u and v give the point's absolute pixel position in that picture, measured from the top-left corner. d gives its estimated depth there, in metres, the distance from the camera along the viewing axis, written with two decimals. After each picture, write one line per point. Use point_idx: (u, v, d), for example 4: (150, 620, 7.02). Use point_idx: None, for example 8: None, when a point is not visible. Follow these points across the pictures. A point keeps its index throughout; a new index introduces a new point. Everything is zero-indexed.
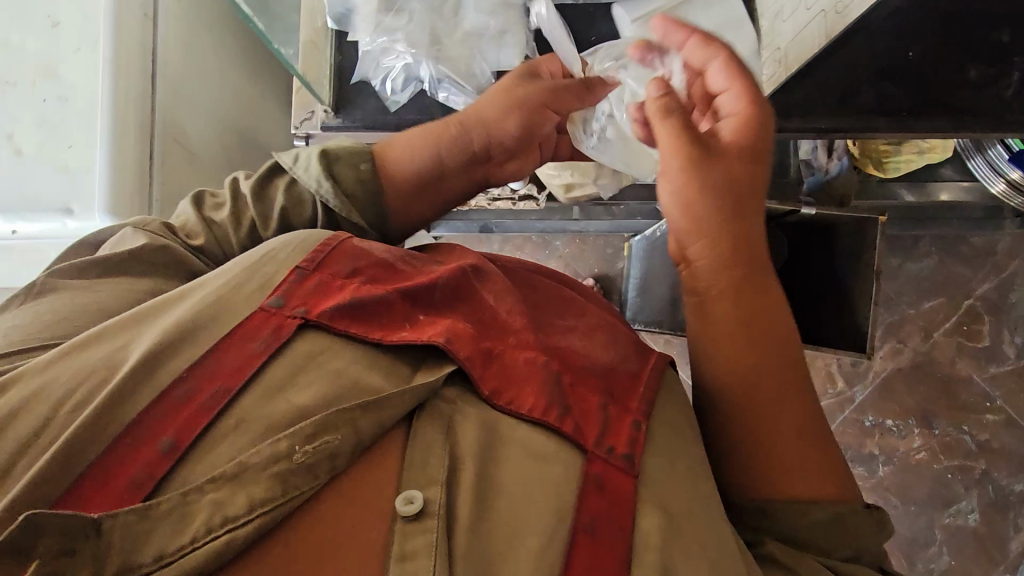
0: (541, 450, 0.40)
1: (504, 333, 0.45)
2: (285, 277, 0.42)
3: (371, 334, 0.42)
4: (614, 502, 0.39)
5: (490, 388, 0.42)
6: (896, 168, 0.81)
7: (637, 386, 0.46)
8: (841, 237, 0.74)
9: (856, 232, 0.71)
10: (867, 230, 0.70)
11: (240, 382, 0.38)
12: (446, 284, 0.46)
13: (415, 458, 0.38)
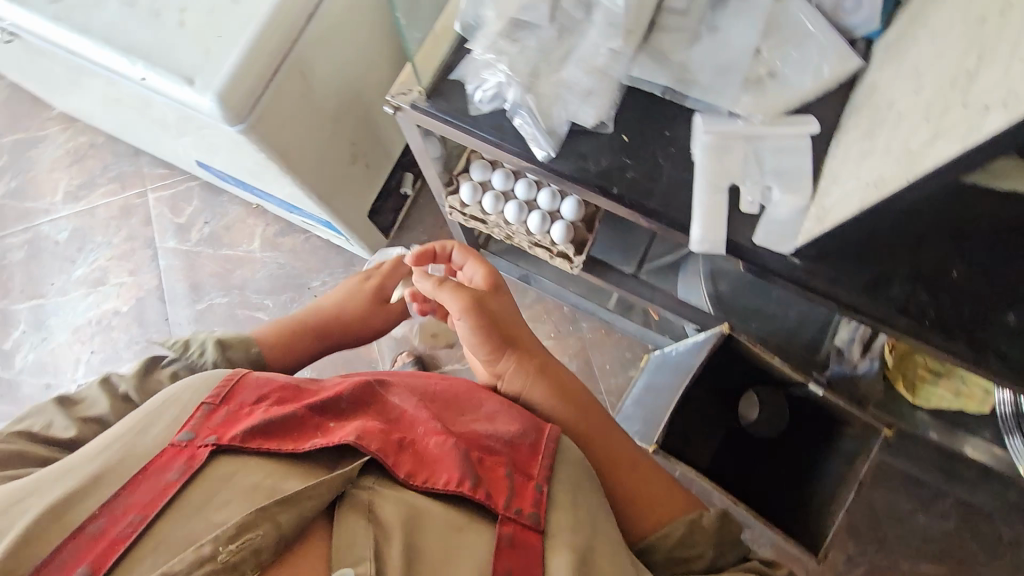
0: (460, 521, 0.53)
1: (410, 421, 0.60)
2: (191, 415, 0.54)
3: (286, 446, 0.53)
4: (529, 555, 0.52)
5: (405, 472, 0.54)
6: (926, 400, 0.77)
7: (536, 455, 0.60)
8: (844, 435, 0.71)
9: (860, 437, 0.68)
10: (869, 440, 0.67)
11: (155, 509, 0.47)
12: (350, 394, 0.60)
13: (337, 544, 0.48)
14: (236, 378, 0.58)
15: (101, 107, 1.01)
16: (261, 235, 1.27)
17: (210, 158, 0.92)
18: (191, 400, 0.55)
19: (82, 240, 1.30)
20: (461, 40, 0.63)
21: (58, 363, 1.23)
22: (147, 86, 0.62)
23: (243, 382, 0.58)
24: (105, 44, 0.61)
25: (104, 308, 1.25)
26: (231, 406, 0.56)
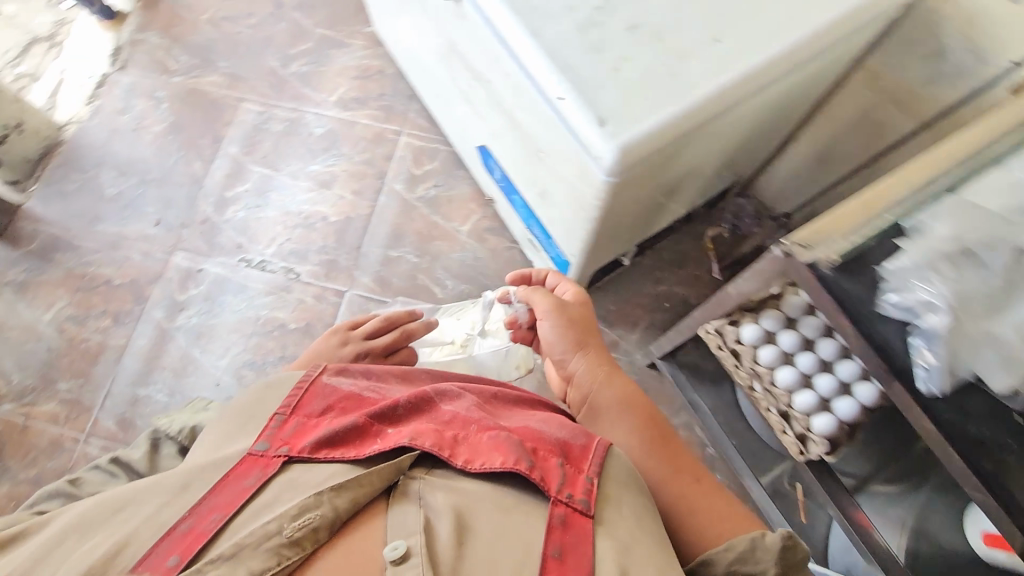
0: (508, 503, 0.59)
1: (463, 415, 0.66)
2: (266, 425, 0.63)
3: (348, 450, 0.61)
4: (578, 534, 0.56)
5: (461, 461, 0.61)
6: None
7: (588, 451, 0.63)
8: None
9: None
10: None
11: (233, 509, 0.55)
12: (407, 402, 0.67)
13: (391, 527, 0.55)
14: (306, 386, 0.68)
15: (435, 60, 1.08)
16: (474, 223, 1.31)
17: (507, 156, 0.95)
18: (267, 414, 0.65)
19: (330, 143, 1.39)
20: (889, 234, 0.61)
21: (256, 233, 1.32)
22: (558, 105, 0.63)
23: (312, 391, 0.68)
24: (545, 53, 0.63)
25: (316, 210, 1.33)
26: (298, 416, 0.65)
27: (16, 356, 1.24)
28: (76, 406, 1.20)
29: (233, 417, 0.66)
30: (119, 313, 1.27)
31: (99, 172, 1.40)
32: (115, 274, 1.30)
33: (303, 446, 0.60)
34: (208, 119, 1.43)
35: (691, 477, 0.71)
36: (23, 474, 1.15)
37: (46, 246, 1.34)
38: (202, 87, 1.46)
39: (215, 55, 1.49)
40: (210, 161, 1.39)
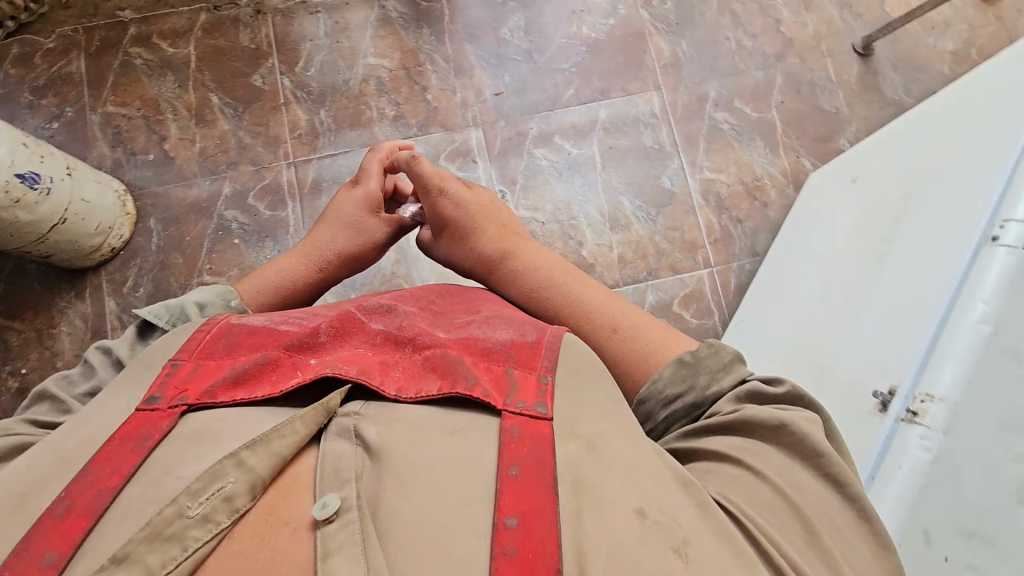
0: (452, 426, 0.57)
1: (395, 340, 0.64)
2: (162, 374, 0.59)
3: (265, 389, 0.58)
4: (538, 441, 0.55)
5: (397, 389, 0.59)
6: None
7: (538, 352, 0.64)
8: None
9: None
10: None
11: (123, 479, 0.50)
12: (329, 326, 0.64)
13: (322, 471, 0.52)
14: (209, 329, 0.64)
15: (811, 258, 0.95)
16: None
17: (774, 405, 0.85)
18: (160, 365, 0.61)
19: (658, 200, 1.25)
20: None
21: (533, 188, 1.25)
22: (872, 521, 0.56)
23: (218, 334, 0.64)
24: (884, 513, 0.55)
25: (584, 231, 1.23)
26: (198, 359, 0.61)
27: (328, 61, 1.33)
28: (312, 138, 1.29)
29: (127, 372, 0.62)
30: (402, 117, 1.30)
31: (515, 7, 1.36)
32: (434, 89, 1.32)
33: (203, 393, 0.57)
34: (617, 70, 1.32)
35: (612, 327, 0.77)
36: (245, 137, 1.29)
37: (427, 13, 1.36)
38: (647, 42, 1.34)
39: (687, 31, 1.35)
40: (578, 99, 1.31)
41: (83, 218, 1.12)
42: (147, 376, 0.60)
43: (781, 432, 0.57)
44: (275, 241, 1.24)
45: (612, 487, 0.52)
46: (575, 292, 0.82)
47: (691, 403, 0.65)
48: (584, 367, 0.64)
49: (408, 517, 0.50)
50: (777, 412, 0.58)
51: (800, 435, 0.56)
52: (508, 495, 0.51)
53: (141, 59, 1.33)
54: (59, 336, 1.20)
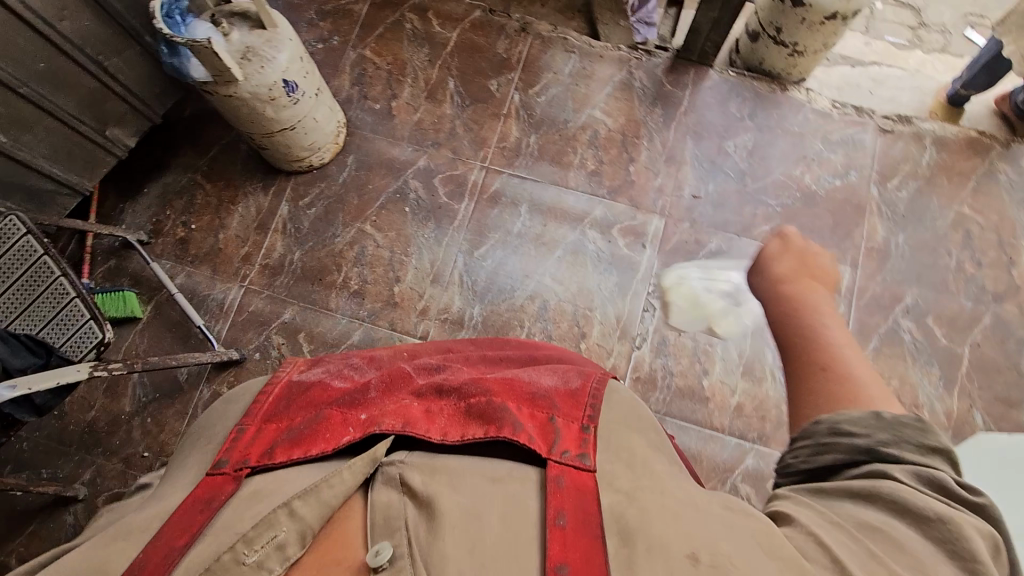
0: (499, 474, 0.56)
1: (441, 393, 0.66)
2: (231, 441, 0.62)
3: (319, 447, 0.60)
4: (581, 491, 0.51)
5: (441, 435, 0.59)
6: None
7: (580, 404, 0.63)
8: None
9: None
10: None
11: (190, 537, 0.49)
12: (376, 387, 0.67)
13: (373, 519, 0.52)
14: (272, 395, 0.69)
15: None
16: None
17: None
18: (228, 432, 0.65)
19: None
20: None
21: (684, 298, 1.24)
22: None
23: (275, 401, 0.68)
24: None
25: (714, 361, 1.20)
26: (262, 424, 0.65)
27: (561, 97, 1.39)
28: (512, 155, 1.35)
29: (196, 454, 0.65)
30: (598, 175, 1.33)
31: (750, 127, 1.35)
32: (639, 165, 1.34)
33: (264, 455, 0.60)
34: (821, 229, 1.28)
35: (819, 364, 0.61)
36: (458, 127, 1.37)
37: (669, 94, 1.38)
38: (863, 218, 1.28)
39: (910, 227, 1.27)
40: (767, 239, 1.27)
41: (305, 132, 1.22)
42: (215, 448, 0.63)
43: (936, 529, 0.43)
44: (437, 227, 1.31)
45: (657, 529, 0.46)
46: (812, 316, 0.68)
47: (859, 449, 0.51)
48: (625, 416, 0.64)
49: (453, 553, 0.47)
50: (946, 509, 0.44)
51: (963, 538, 0.42)
52: (556, 544, 0.46)
53: (410, 24, 1.46)
54: (233, 214, 1.34)
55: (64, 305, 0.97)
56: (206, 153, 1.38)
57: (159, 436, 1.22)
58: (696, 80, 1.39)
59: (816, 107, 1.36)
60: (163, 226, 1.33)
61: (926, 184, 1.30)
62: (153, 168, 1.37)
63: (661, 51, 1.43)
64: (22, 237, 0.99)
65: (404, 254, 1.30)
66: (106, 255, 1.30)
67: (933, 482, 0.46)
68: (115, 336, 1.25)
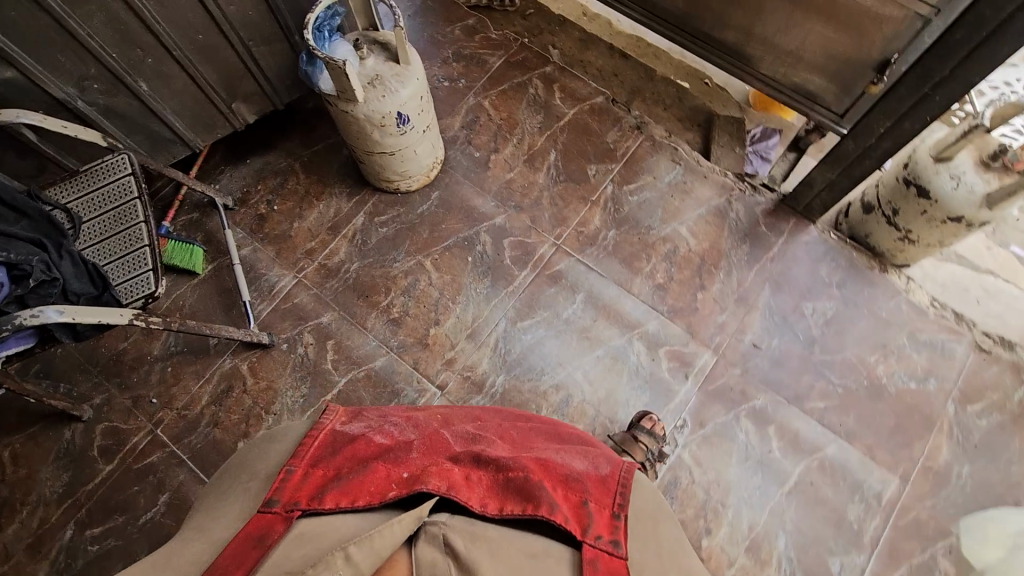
0: (534, 552, 0.61)
1: (479, 460, 0.69)
2: (279, 485, 0.65)
3: (364, 497, 0.63)
4: (615, 572, 0.59)
5: (481, 505, 0.63)
6: None
7: (610, 493, 0.70)
8: None
9: None
10: None
11: (251, 570, 0.54)
12: (420, 449, 0.70)
13: (418, 570, 0.57)
14: (318, 440, 0.73)
15: None
16: None
17: None
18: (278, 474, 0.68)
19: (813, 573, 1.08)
20: None
21: (711, 445, 1.17)
22: None
23: (320, 446, 0.72)
24: None
25: (721, 524, 1.11)
26: (309, 470, 0.68)
27: (652, 203, 1.38)
28: (587, 242, 1.35)
29: (239, 501, 0.67)
30: (664, 290, 1.30)
31: (835, 296, 1.29)
32: (708, 294, 1.30)
33: (314, 499, 0.62)
34: (878, 427, 1.18)
35: None
36: (545, 199, 1.39)
37: (762, 235, 1.34)
38: (929, 432, 1.18)
39: (979, 460, 1.15)
40: (818, 416, 1.19)
41: (402, 160, 1.27)
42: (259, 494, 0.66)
43: None
44: (491, 285, 1.32)
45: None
46: None
47: None
48: (648, 505, 0.73)
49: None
50: None
51: None
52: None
53: (534, 89, 1.51)
54: (313, 209, 1.40)
55: (134, 249, 1.03)
56: (311, 146, 1.46)
57: (171, 387, 1.26)
58: (793, 231, 1.34)
59: (912, 299, 1.28)
60: (249, 198, 1.41)
61: (1011, 420, 1.18)
62: (262, 144, 1.46)
63: (766, 190, 1.40)
64: (125, 177, 1.07)
65: (452, 300, 1.31)
66: (192, 207, 1.39)
67: None
68: (171, 283, 1.32)
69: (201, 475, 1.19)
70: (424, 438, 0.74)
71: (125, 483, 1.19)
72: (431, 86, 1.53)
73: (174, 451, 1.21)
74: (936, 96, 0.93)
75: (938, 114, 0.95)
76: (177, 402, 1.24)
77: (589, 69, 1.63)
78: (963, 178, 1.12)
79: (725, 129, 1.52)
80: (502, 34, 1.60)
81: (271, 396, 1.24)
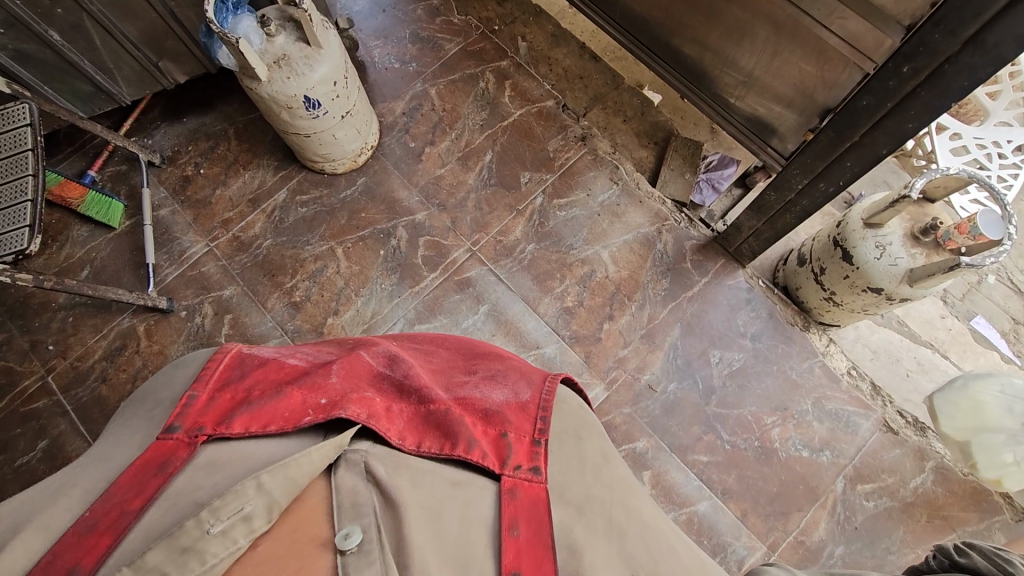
0: (457, 481, 0.51)
1: (401, 391, 0.57)
2: (179, 408, 0.51)
3: (278, 423, 0.50)
4: (534, 504, 0.50)
5: (400, 438, 0.51)
6: None
7: (533, 418, 0.58)
8: None
9: None
10: None
11: (150, 501, 0.42)
12: (337, 369, 0.56)
13: (338, 502, 0.43)
14: (222, 359, 0.57)
15: None
16: None
17: None
18: (177, 394, 0.54)
19: None
20: None
21: None
22: None
23: (229, 363, 0.57)
24: None
25: None
26: (216, 390, 0.53)
27: (579, 221, 1.32)
28: (503, 253, 1.30)
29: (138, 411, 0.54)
30: (571, 315, 1.25)
31: (746, 347, 1.22)
32: (614, 326, 1.24)
33: (222, 423, 0.49)
34: (758, 490, 1.13)
35: None
36: (470, 202, 1.35)
37: (683, 271, 1.28)
38: (809, 505, 1.12)
39: (855, 543, 1.09)
40: (698, 470, 1.14)
41: (321, 144, 1.24)
42: (159, 408, 0.53)
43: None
44: (397, 283, 1.29)
45: (601, 548, 0.49)
46: None
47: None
48: (577, 425, 0.61)
49: (423, 543, 0.43)
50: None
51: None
52: (510, 556, 0.45)
53: (484, 84, 1.46)
54: (238, 177, 1.38)
55: (15, 203, 1.02)
56: (249, 114, 1.44)
57: (70, 337, 1.27)
58: (719, 273, 1.28)
59: (828, 364, 1.22)
60: (179, 157, 1.40)
61: (900, 507, 1.12)
62: (202, 103, 1.44)
63: (702, 225, 1.33)
64: (22, 127, 1.06)
65: (355, 292, 1.28)
66: (121, 160, 1.39)
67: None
68: (86, 233, 1.32)
69: (80, 428, 1.20)
70: (345, 357, 0.60)
71: (8, 424, 1.20)
72: (381, 66, 1.48)
73: (60, 401, 1.22)
74: (845, 162, 0.89)
75: (852, 181, 0.91)
76: (72, 352, 1.26)
77: (554, 69, 1.52)
78: (888, 248, 1.04)
79: (679, 152, 1.43)
80: (465, 19, 1.54)
81: (160, 361, 1.24)
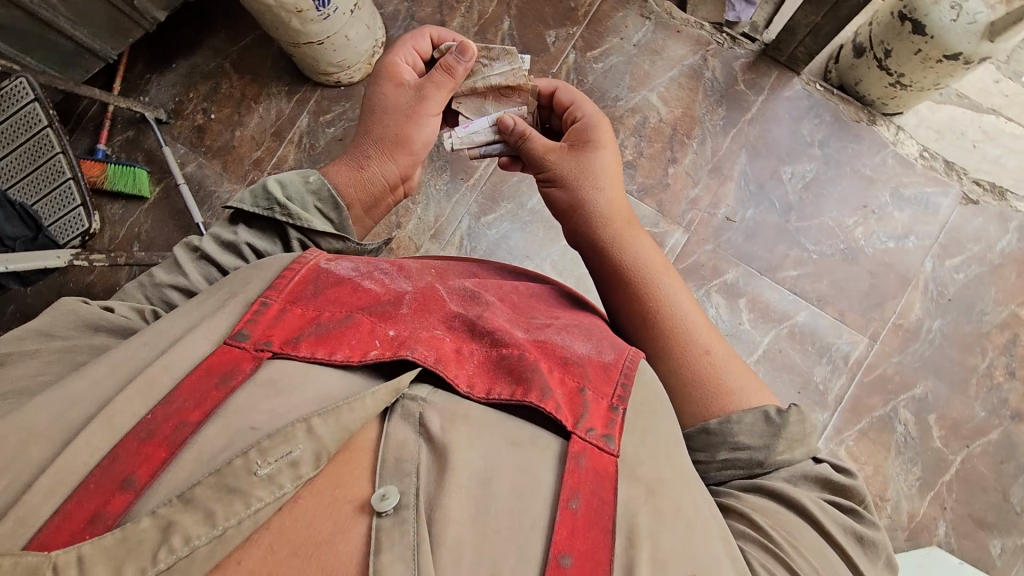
0: (519, 436, 0.49)
1: (472, 330, 0.54)
2: (253, 312, 0.49)
3: (343, 351, 0.49)
4: (599, 476, 0.47)
5: (467, 385, 0.50)
6: None
7: (609, 376, 0.55)
8: None
9: None
10: None
11: (200, 417, 0.43)
12: (412, 303, 0.55)
13: (383, 457, 0.45)
14: (298, 267, 0.55)
15: None
16: None
17: None
18: (255, 294, 0.51)
19: None
20: None
21: None
22: None
23: (306, 275, 0.54)
24: None
25: None
26: (291, 304, 0.51)
27: (617, 68, 1.24)
28: None
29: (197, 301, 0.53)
30: (633, 167, 1.21)
31: (817, 156, 1.20)
32: (680, 168, 1.21)
33: (289, 341, 0.49)
34: (852, 291, 1.15)
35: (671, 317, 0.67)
36: None
37: (739, 95, 1.22)
38: (903, 290, 1.15)
39: (951, 313, 1.14)
40: (790, 284, 1.16)
41: (334, 50, 1.15)
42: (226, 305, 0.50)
43: (858, 518, 0.55)
44: (450, 180, 1.25)
45: (660, 540, 0.46)
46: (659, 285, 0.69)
47: (848, 498, 0.57)
48: (655, 404, 0.55)
49: (457, 516, 0.43)
50: (850, 502, 0.56)
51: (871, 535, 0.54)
52: (564, 530, 0.44)
53: None
54: (252, 113, 1.29)
55: (57, 185, 0.98)
56: (239, 42, 1.32)
57: None
58: (775, 87, 1.22)
59: (900, 152, 1.21)
60: (184, 108, 1.30)
61: (988, 271, 1.15)
62: (185, 44, 1.32)
63: (746, 41, 1.26)
64: (29, 103, 0.99)
65: (411, 200, 1.25)
66: (126, 125, 1.30)
67: (838, 488, 0.57)
68: (122, 210, 1.27)
69: None
70: (421, 291, 0.57)
71: None
72: None
73: None
74: None
75: None
76: None
77: None
78: (964, 7, 0.98)
79: None
80: None
81: None
